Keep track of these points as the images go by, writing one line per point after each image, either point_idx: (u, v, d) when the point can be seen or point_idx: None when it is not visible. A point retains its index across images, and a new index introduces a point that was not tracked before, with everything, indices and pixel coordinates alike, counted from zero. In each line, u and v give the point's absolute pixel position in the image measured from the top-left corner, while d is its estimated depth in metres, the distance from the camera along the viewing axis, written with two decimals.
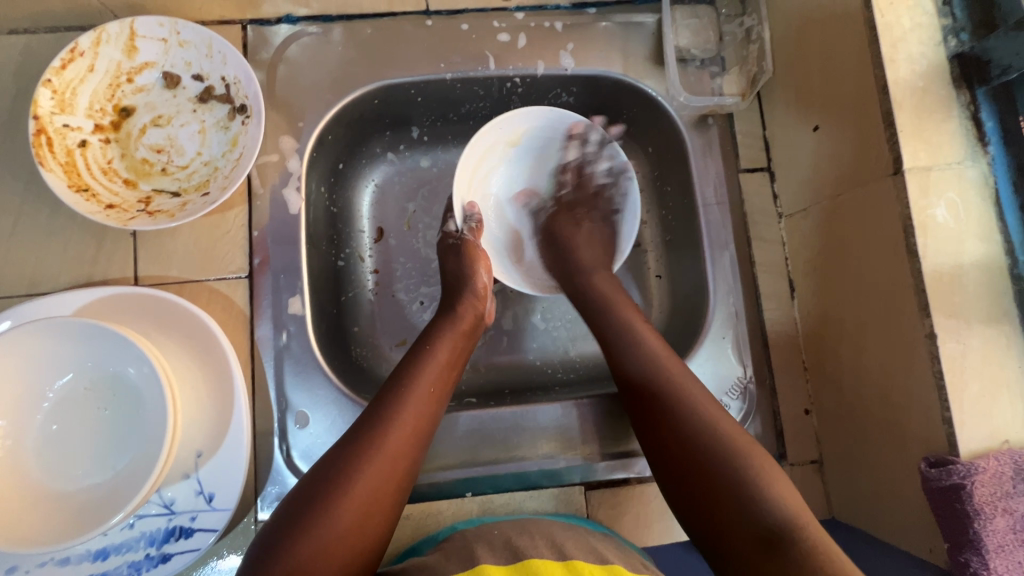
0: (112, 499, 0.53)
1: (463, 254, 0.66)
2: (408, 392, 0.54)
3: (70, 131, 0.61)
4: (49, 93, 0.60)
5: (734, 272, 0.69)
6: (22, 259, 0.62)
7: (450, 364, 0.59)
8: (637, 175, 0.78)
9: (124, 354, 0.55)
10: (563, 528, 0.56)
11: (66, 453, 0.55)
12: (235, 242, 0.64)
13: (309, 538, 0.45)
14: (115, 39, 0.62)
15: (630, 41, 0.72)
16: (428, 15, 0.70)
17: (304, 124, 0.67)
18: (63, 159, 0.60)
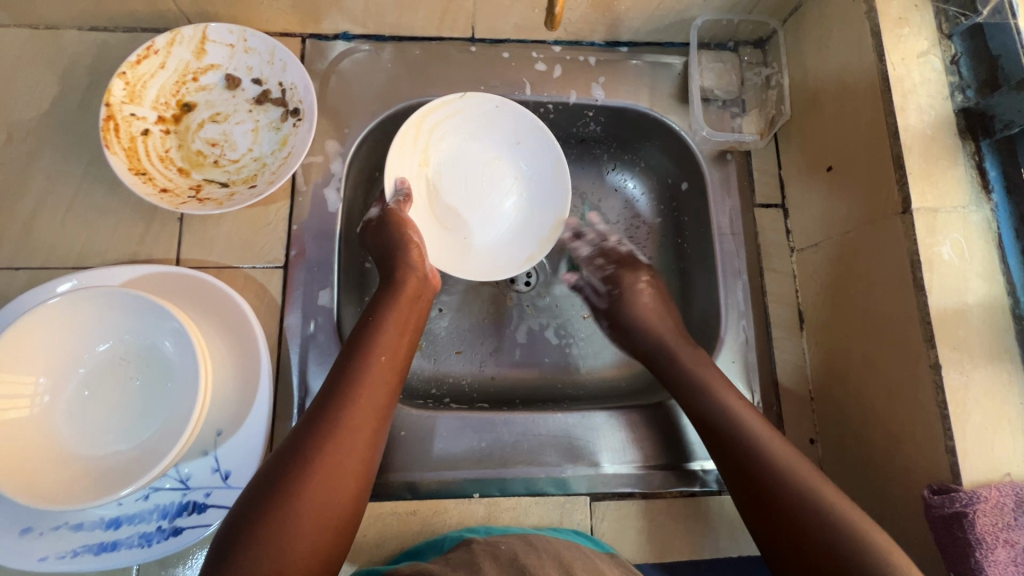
0: (135, 467, 0.54)
1: (390, 223, 0.66)
2: (359, 372, 0.56)
3: (133, 121, 0.66)
4: (122, 84, 0.65)
5: (746, 299, 0.72)
6: (75, 233, 0.66)
7: (400, 339, 0.61)
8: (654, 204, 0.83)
9: (163, 328, 0.57)
10: (569, 544, 0.57)
11: (93, 418, 0.57)
12: (274, 234, 0.68)
13: (270, 514, 0.48)
14: (187, 40, 0.67)
15: (658, 79, 0.77)
16: (473, 41, 0.75)
17: (350, 130, 0.72)
18: (126, 144, 0.65)
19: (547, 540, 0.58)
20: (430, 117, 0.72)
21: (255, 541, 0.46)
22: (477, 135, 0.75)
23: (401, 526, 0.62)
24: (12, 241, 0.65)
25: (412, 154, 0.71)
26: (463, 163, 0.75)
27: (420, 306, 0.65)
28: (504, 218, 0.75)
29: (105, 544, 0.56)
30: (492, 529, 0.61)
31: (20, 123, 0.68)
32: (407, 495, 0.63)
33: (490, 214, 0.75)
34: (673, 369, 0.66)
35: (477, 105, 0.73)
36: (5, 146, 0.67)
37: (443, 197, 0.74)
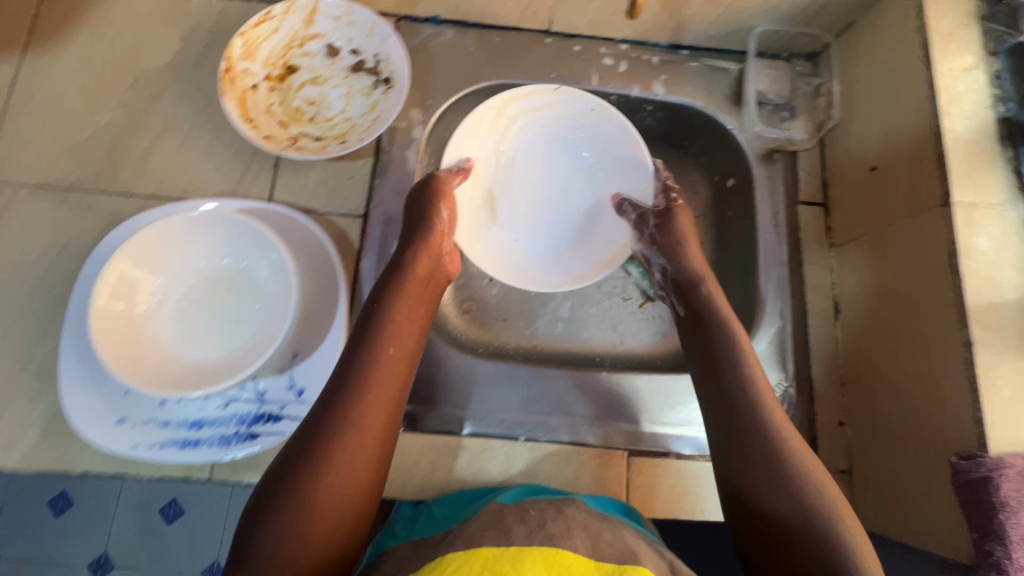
0: (227, 370, 0.61)
1: (433, 191, 0.70)
2: (367, 369, 0.57)
3: (245, 75, 0.74)
4: (241, 43, 0.73)
5: (784, 287, 0.76)
6: (183, 169, 0.74)
7: (408, 335, 0.62)
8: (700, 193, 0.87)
9: (261, 253, 0.64)
10: (598, 518, 0.58)
11: (190, 326, 0.63)
12: (358, 186, 0.75)
13: (288, 509, 0.49)
14: (300, 10, 0.75)
15: (714, 81, 0.84)
16: (548, 33, 0.83)
17: (432, 102, 0.79)
18: (238, 95, 0.73)
19: (579, 509, 0.59)
20: (515, 105, 0.79)
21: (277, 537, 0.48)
22: (558, 131, 0.81)
23: (450, 459, 0.67)
24: (128, 171, 0.73)
25: (487, 135, 0.79)
26: (532, 158, 0.82)
27: (429, 290, 0.67)
28: (561, 222, 0.81)
29: (188, 441, 0.62)
30: (524, 495, 0.62)
31: (144, 69, 0.76)
32: (458, 432, 0.69)
33: (537, 216, 0.81)
34: (720, 326, 0.64)
35: (569, 104, 0.79)
36: (129, 88, 0.75)
37: (503, 187, 0.81)
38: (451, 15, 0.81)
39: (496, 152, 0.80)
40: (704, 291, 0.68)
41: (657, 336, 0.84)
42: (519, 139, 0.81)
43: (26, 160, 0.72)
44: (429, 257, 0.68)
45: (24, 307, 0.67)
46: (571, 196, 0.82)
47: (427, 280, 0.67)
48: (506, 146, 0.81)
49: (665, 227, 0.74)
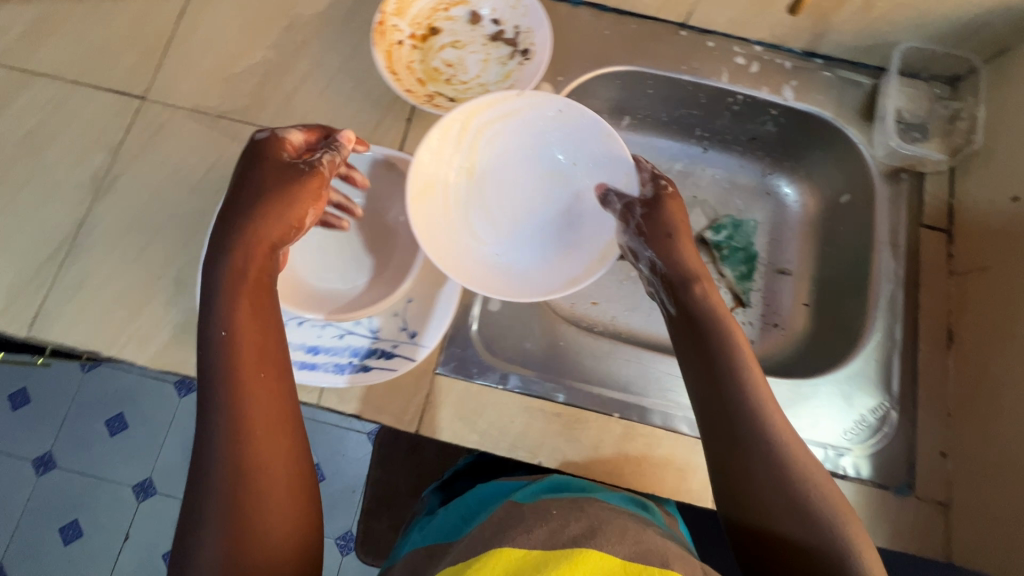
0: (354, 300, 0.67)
1: (302, 190, 0.61)
2: (222, 377, 0.52)
3: (393, 30, 0.77)
4: None
5: (898, 308, 0.74)
6: (324, 112, 0.77)
7: (263, 335, 0.56)
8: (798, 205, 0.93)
9: None
10: (618, 513, 0.54)
11: (329, 254, 0.71)
12: None
13: (215, 534, 0.48)
14: None
15: (846, 93, 0.83)
16: (684, 27, 0.84)
17: (563, 79, 0.81)
18: (386, 47, 0.76)
19: (597, 506, 0.55)
20: (481, 115, 0.69)
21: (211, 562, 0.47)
22: (534, 135, 0.72)
23: (544, 424, 0.68)
24: (274, 107, 0.77)
25: (453, 155, 0.71)
26: (507, 163, 0.74)
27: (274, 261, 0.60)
28: (558, 240, 0.72)
29: (306, 364, 0.65)
30: (533, 493, 0.60)
31: (299, 15, 0.81)
32: (558, 398, 0.69)
33: (495, 221, 0.74)
34: (711, 321, 0.61)
35: (543, 99, 0.68)
36: (284, 31, 0.80)
37: (475, 196, 0.73)
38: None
39: (471, 164, 0.72)
40: (699, 291, 0.63)
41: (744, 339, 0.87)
42: (507, 147, 0.73)
43: (185, 85, 0.77)
44: (287, 224, 0.59)
45: (172, 219, 0.72)
46: (535, 194, 0.75)
47: (264, 244, 0.58)
48: (479, 150, 0.72)
49: (659, 227, 0.67)
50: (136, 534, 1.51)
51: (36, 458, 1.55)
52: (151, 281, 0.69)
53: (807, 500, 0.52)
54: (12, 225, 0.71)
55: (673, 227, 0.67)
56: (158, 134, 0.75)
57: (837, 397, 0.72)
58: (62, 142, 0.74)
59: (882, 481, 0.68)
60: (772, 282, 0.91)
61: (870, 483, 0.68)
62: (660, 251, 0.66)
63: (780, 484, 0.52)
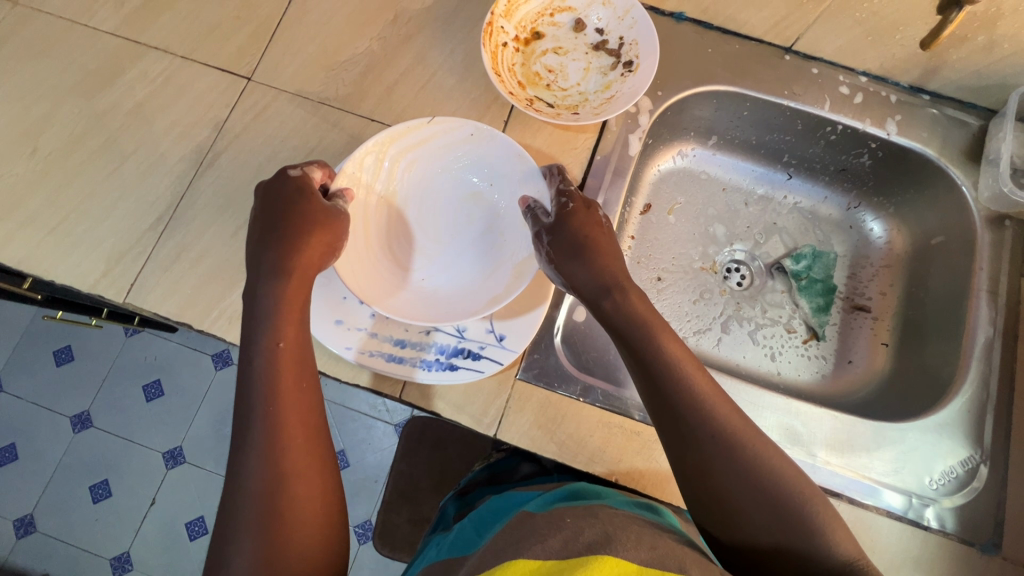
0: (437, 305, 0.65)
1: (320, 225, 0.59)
2: (262, 372, 0.54)
3: (500, 32, 0.77)
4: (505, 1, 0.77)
5: (994, 359, 0.72)
6: (423, 107, 0.78)
7: (297, 332, 0.57)
8: (881, 241, 0.91)
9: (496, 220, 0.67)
10: (631, 518, 0.55)
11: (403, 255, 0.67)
12: (578, 157, 0.76)
13: (246, 558, 0.48)
14: None
15: (952, 133, 0.80)
16: (789, 51, 0.82)
17: (662, 94, 0.80)
18: (492, 48, 0.76)
19: (611, 512, 0.56)
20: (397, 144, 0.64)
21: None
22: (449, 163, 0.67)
23: (622, 441, 0.67)
24: (374, 98, 0.78)
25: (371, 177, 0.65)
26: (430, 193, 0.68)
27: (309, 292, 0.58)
28: (471, 260, 0.67)
29: (394, 357, 0.65)
30: (551, 503, 0.62)
31: (406, 9, 0.81)
32: (638, 416, 0.68)
33: (442, 261, 0.67)
34: (636, 329, 0.58)
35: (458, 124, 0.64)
36: (389, 24, 0.81)
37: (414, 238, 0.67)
38: (699, 15, 0.81)
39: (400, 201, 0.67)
40: (612, 304, 0.59)
41: (812, 374, 0.86)
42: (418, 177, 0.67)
43: (289, 70, 0.78)
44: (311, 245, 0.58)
45: None
46: (456, 223, 0.68)
47: (302, 278, 0.58)
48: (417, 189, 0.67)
49: (563, 235, 0.61)
50: (164, 499, 1.53)
51: (75, 415, 1.58)
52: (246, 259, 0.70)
53: (798, 523, 0.52)
54: (116, 191, 0.73)
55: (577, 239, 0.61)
56: (261, 115, 0.76)
57: (927, 444, 0.69)
58: (168, 115, 0.76)
59: (968, 537, 0.65)
60: (847, 319, 0.89)
61: (955, 538, 0.65)
62: (575, 272, 0.60)
63: (778, 510, 0.52)
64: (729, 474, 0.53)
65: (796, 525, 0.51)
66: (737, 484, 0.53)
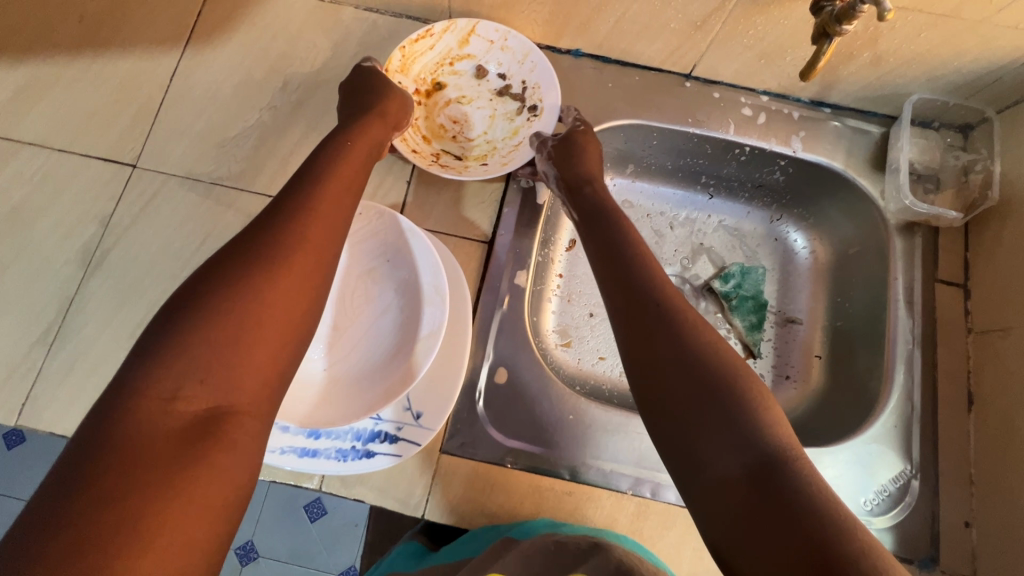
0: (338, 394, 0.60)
1: (345, 143, 0.60)
2: (240, 265, 0.46)
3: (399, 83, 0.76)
4: (399, 55, 0.75)
5: (915, 367, 0.72)
6: None
7: (321, 240, 0.51)
8: (806, 250, 0.90)
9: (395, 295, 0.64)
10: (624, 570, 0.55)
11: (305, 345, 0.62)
12: (486, 211, 0.75)
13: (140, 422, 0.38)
14: (457, 30, 0.77)
15: (856, 144, 0.81)
16: (688, 78, 0.82)
17: None
18: None
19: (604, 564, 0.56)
20: None
21: (163, 354, 0.41)
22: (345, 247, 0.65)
23: (554, 503, 0.65)
24: (269, 172, 0.75)
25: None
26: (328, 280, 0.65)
27: (351, 196, 0.57)
28: (376, 342, 0.63)
29: (307, 450, 0.63)
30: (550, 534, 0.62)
31: (295, 74, 0.79)
32: (566, 476, 0.66)
33: (342, 346, 0.63)
34: (604, 213, 0.65)
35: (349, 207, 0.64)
36: (279, 91, 0.78)
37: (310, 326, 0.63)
38: (595, 50, 0.81)
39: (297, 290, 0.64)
40: (591, 189, 0.67)
41: None
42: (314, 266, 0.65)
43: (177, 151, 0.75)
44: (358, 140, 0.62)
45: (167, 294, 0.69)
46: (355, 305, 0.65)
47: (350, 179, 0.58)
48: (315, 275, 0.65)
49: (574, 136, 0.71)
50: None
51: None
52: None
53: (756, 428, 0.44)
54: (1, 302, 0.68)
55: (580, 176, 0.68)
56: (151, 202, 0.73)
57: (859, 463, 0.69)
58: (51, 213, 0.72)
59: (906, 554, 0.66)
60: (781, 334, 0.87)
61: (894, 558, 0.66)
62: (564, 164, 0.69)
63: (704, 378, 0.47)
64: (686, 369, 0.48)
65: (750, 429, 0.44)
66: (688, 368, 0.48)
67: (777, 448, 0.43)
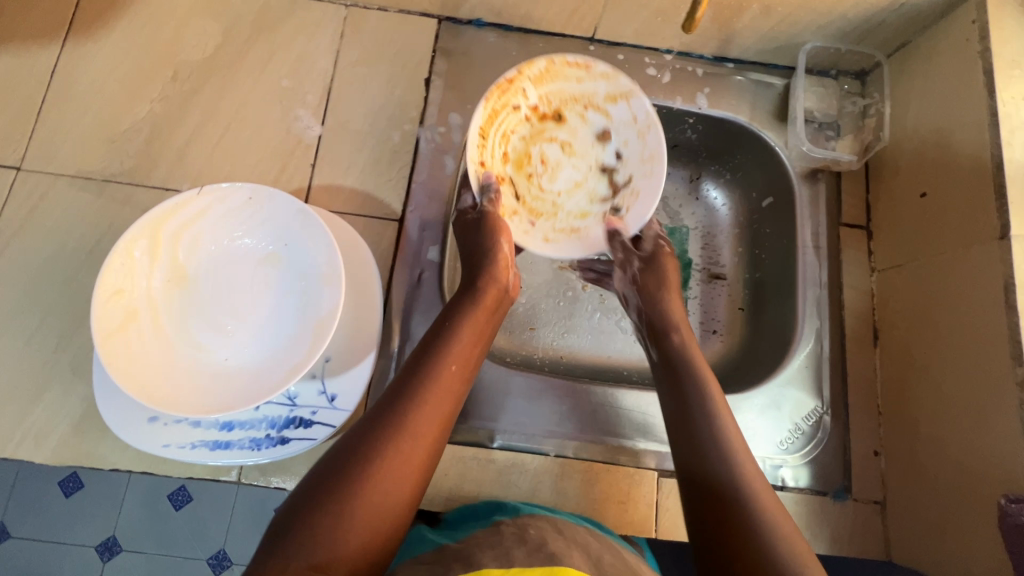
0: (234, 382, 0.56)
1: (484, 227, 0.64)
2: (427, 377, 0.53)
3: (496, 115, 0.67)
4: (540, 66, 0.67)
5: (822, 309, 0.75)
6: (220, 165, 0.73)
7: (476, 339, 0.58)
8: (725, 202, 0.89)
9: (291, 273, 0.60)
10: (597, 537, 0.56)
11: (195, 333, 0.58)
12: (395, 189, 0.74)
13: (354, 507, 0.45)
14: (594, 73, 0.68)
15: (759, 97, 0.82)
16: (592, 41, 0.82)
17: (472, 107, 0.78)
18: (495, 103, 0.66)
19: (573, 529, 0.57)
20: (169, 225, 0.59)
21: (328, 493, 0.45)
22: (231, 229, 0.61)
23: (478, 472, 0.66)
24: (165, 165, 0.72)
25: (147, 267, 0.58)
26: (217, 265, 0.61)
27: (490, 322, 0.61)
28: (277, 328, 0.59)
29: (219, 442, 0.61)
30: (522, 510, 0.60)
31: (186, 63, 0.76)
32: (492, 444, 0.67)
33: (237, 331, 0.59)
34: (664, 283, 0.68)
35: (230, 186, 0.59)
36: (169, 81, 0.75)
37: (199, 314, 0.59)
38: (496, 19, 0.80)
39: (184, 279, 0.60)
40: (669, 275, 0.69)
41: None
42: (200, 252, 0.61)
43: (64, 150, 0.72)
44: (498, 280, 0.63)
45: (63, 299, 0.67)
46: (247, 287, 0.60)
47: (487, 306, 0.61)
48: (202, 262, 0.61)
49: (659, 242, 0.71)
50: None
51: None
52: (45, 370, 0.64)
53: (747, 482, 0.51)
54: None
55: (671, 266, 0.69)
56: (39, 206, 0.70)
57: (774, 406, 0.71)
58: None
59: (820, 487, 0.69)
60: (706, 291, 0.86)
61: (809, 492, 0.68)
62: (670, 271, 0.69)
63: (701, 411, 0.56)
64: (700, 415, 0.56)
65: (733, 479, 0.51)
66: (694, 417, 0.56)
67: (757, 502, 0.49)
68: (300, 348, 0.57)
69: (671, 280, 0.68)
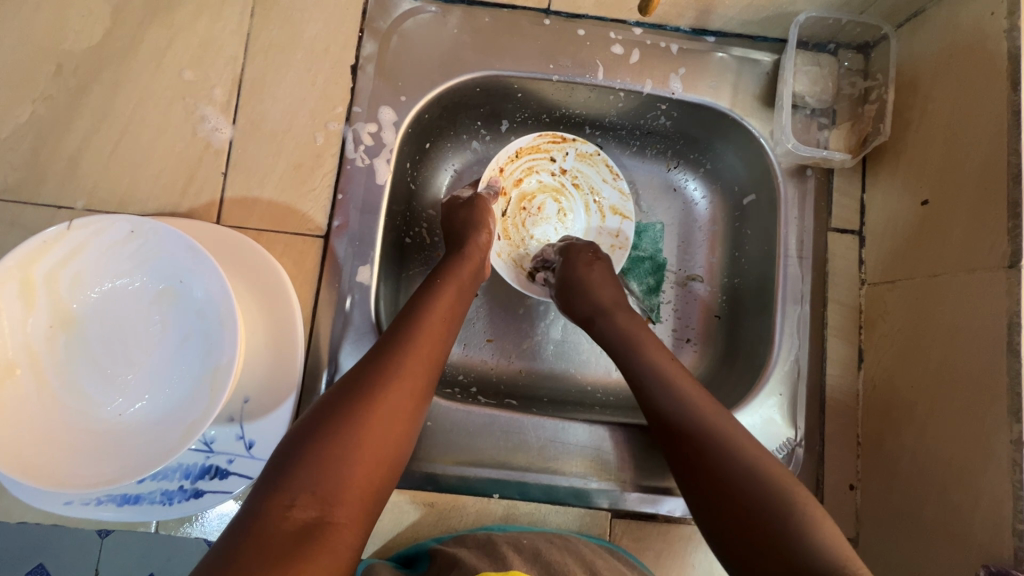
0: (123, 444, 0.51)
1: (478, 208, 0.68)
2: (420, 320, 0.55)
3: (535, 151, 0.74)
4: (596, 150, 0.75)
5: (803, 328, 0.67)
6: (118, 176, 0.64)
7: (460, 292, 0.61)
8: (699, 194, 0.79)
9: (187, 318, 0.53)
10: (588, 544, 0.57)
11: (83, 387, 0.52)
12: (319, 200, 0.65)
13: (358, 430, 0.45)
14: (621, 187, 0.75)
15: (743, 76, 0.70)
16: (548, 13, 0.69)
17: (406, 99, 0.67)
18: (532, 147, 0.74)
19: (568, 539, 0.58)
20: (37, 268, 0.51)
21: (329, 428, 0.45)
22: (115, 267, 0.53)
23: (417, 516, 0.61)
24: (56, 178, 0.63)
25: (20, 315, 0.51)
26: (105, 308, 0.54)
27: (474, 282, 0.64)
28: (174, 378, 0.53)
29: (128, 497, 0.56)
30: (508, 527, 0.60)
31: (70, 53, 0.65)
32: (429, 487, 0.62)
33: (129, 384, 0.53)
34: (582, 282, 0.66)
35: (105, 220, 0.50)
36: (52, 77, 0.64)
37: (87, 365, 0.53)
38: None
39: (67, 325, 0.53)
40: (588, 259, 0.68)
41: None
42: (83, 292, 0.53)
43: None
44: (480, 243, 0.65)
45: None
46: (141, 332, 0.54)
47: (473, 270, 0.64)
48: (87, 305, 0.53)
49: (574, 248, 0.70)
50: None
51: None
52: None
53: (749, 469, 0.48)
54: None
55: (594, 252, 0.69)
56: None
57: None
58: None
59: None
60: (682, 295, 0.78)
61: None
62: (601, 270, 0.67)
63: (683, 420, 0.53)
64: (681, 412, 0.53)
65: (739, 467, 0.48)
66: (681, 413, 0.53)
67: (753, 480, 0.47)
68: (193, 409, 0.51)
69: (597, 265, 0.67)
